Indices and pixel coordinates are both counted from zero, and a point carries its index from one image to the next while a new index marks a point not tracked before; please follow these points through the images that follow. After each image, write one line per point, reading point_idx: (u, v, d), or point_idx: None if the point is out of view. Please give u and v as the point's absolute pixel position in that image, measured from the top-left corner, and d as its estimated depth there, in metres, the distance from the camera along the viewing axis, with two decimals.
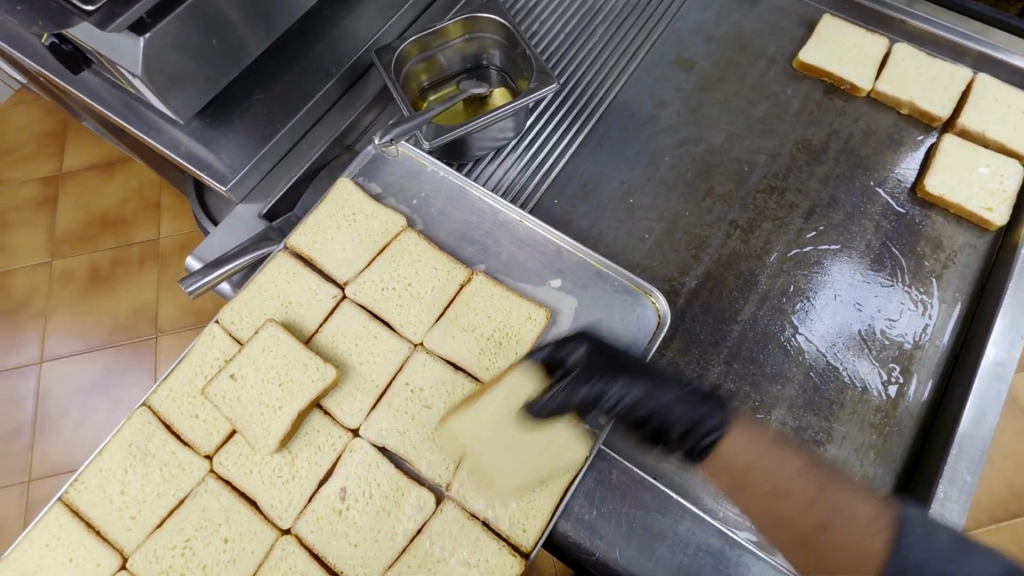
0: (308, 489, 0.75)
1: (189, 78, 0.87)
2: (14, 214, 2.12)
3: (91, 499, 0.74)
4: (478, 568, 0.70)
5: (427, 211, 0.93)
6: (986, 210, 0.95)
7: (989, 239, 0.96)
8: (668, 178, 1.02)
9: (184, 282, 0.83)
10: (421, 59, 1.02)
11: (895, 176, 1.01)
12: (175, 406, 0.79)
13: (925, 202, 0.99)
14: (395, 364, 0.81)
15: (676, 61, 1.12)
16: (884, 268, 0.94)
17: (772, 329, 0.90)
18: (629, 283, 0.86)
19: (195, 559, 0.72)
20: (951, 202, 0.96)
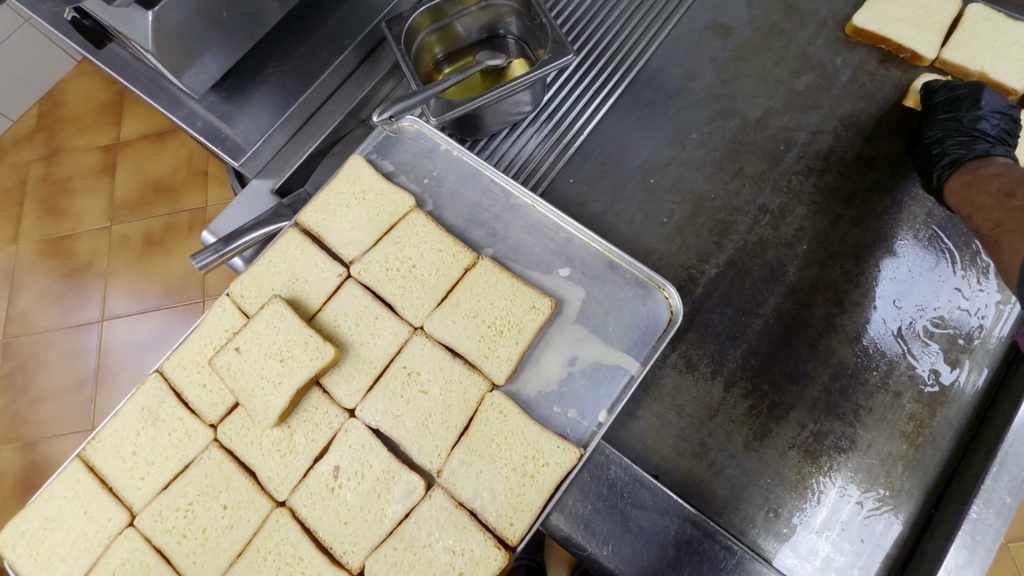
0: (304, 464, 0.76)
1: (199, 52, 0.86)
2: (75, 180, 2.24)
3: (106, 457, 0.78)
4: (464, 556, 0.70)
5: (437, 191, 0.91)
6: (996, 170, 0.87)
7: None
8: (694, 157, 0.94)
9: (195, 256, 0.85)
10: (434, 29, 0.97)
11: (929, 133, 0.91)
12: (186, 374, 0.81)
13: None
14: (394, 347, 0.80)
15: (712, 27, 1.03)
16: (933, 261, 0.85)
17: (798, 323, 0.83)
18: (642, 275, 0.81)
19: (196, 523, 0.75)
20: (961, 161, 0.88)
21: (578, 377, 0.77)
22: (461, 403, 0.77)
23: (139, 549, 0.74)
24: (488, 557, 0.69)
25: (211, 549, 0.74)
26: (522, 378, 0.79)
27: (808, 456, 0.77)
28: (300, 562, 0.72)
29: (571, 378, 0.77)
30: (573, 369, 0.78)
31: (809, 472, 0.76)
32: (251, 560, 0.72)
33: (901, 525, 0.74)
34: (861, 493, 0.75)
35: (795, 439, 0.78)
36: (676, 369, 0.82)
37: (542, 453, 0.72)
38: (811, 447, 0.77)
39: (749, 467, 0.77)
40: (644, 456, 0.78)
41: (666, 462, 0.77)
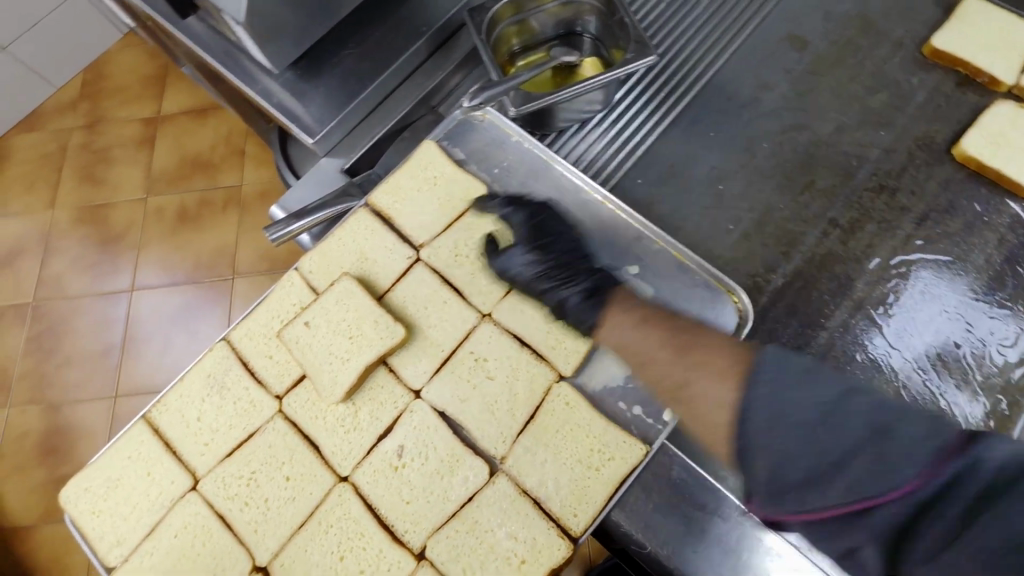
0: (368, 442, 0.77)
1: (285, 28, 0.87)
2: (116, 150, 2.27)
3: (170, 421, 0.79)
4: (526, 543, 0.70)
5: (507, 182, 0.91)
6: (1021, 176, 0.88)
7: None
8: (764, 167, 0.95)
9: (268, 228, 0.86)
10: (514, 21, 0.98)
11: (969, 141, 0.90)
12: (252, 345, 0.82)
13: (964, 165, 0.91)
14: (461, 333, 0.81)
15: (787, 39, 1.03)
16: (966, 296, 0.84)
17: (863, 339, 0.83)
18: (711, 278, 0.81)
19: (259, 491, 0.75)
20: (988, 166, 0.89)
21: None
22: (527, 392, 0.77)
23: (201, 513, 0.75)
24: (549, 547, 0.70)
25: (273, 518, 0.74)
26: (587, 372, 0.79)
27: None
28: (361, 538, 0.73)
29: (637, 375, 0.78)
30: None
31: None
32: (312, 533, 0.73)
33: None
34: None
35: None
36: None
37: (607, 448, 0.74)
38: None
39: None
40: None
41: None
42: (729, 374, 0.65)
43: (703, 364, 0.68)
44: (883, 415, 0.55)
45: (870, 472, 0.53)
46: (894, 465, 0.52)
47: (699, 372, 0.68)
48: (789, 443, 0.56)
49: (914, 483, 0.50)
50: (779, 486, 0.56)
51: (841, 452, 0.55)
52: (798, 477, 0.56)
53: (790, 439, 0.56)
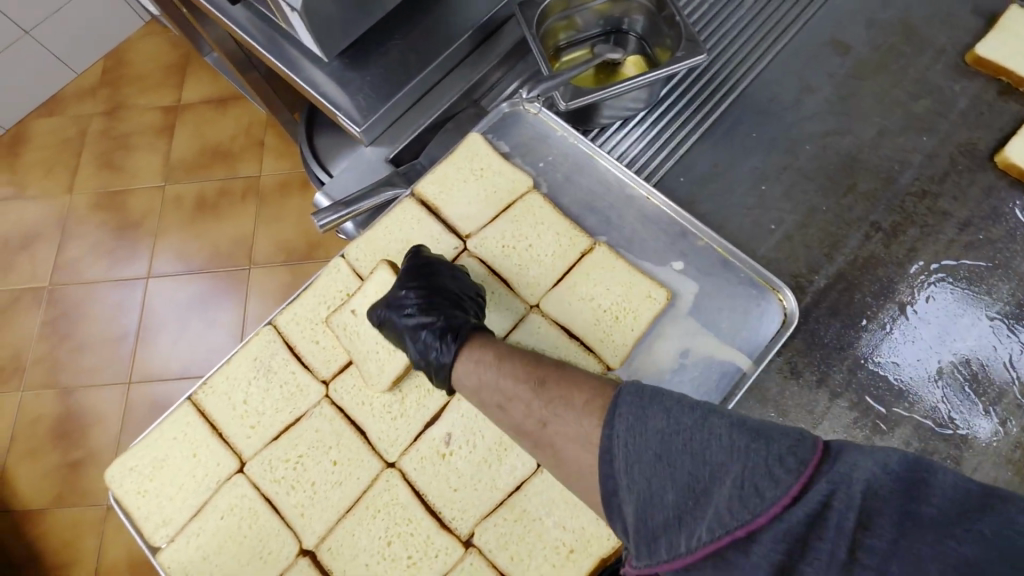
0: (415, 429, 0.77)
1: (339, 17, 0.88)
2: (138, 137, 2.28)
3: (216, 403, 0.80)
4: (574, 533, 0.71)
5: (552, 176, 0.92)
6: None
7: None
8: (807, 169, 0.95)
9: (315, 215, 0.87)
10: (562, 17, 0.99)
11: (1012, 148, 0.91)
12: (298, 329, 0.83)
13: (1006, 174, 0.92)
14: (509, 323, 0.82)
15: (830, 43, 1.03)
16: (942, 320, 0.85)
17: (904, 342, 0.84)
18: (757, 276, 0.82)
19: (306, 475, 0.76)
20: None
21: (690, 369, 0.79)
22: None
23: (248, 495, 0.76)
24: (599, 538, 0.70)
25: (320, 502, 0.75)
26: (634, 365, 0.80)
27: None
28: (409, 523, 0.73)
29: (682, 369, 0.79)
30: (684, 361, 0.80)
31: None
32: (360, 517, 0.74)
33: None
34: None
35: None
36: (781, 375, 0.83)
37: None
38: None
39: None
40: None
41: None
42: (595, 405, 0.54)
43: (562, 394, 0.56)
44: (732, 436, 0.44)
45: (738, 509, 0.41)
46: (771, 476, 0.41)
47: (558, 404, 0.56)
48: (665, 485, 0.44)
49: (795, 490, 0.40)
50: (647, 533, 0.45)
51: (698, 481, 0.44)
52: (665, 515, 0.44)
53: (668, 475, 0.44)
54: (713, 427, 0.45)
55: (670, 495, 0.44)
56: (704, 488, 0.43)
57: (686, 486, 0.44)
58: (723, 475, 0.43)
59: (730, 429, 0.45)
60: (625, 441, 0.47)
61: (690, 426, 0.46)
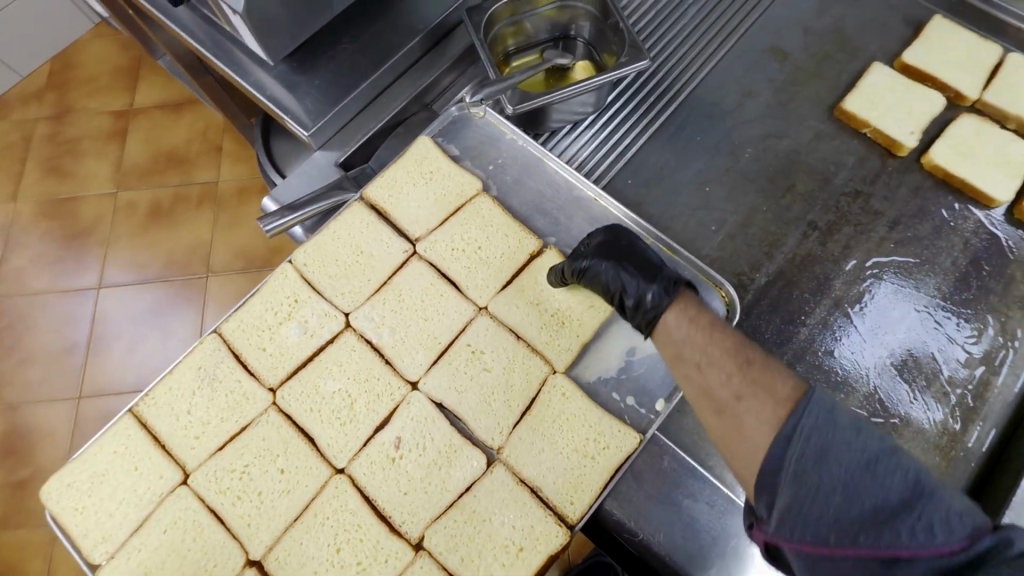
0: (364, 433, 0.78)
1: (284, 20, 0.87)
2: (86, 142, 2.20)
3: (158, 414, 0.77)
4: (523, 531, 0.72)
5: (502, 179, 0.93)
6: (986, 186, 0.94)
7: (992, 215, 0.94)
8: (748, 171, 0.99)
9: (262, 220, 0.84)
10: (510, 23, 1.01)
11: (936, 150, 0.97)
12: (244, 336, 0.81)
13: (933, 175, 0.97)
14: (458, 325, 0.83)
15: (769, 51, 1.07)
16: (893, 316, 0.88)
17: (841, 336, 0.87)
18: (700, 274, 0.84)
19: (252, 485, 0.75)
20: (954, 173, 0.95)
21: (638, 366, 0.80)
22: (523, 383, 0.79)
23: (192, 507, 0.74)
24: (546, 534, 0.72)
25: (266, 512, 0.74)
26: (582, 363, 0.81)
27: None
28: (358, 529, 0.74)
29: (630, 367, 0.80)
30: (632, 359, 0.80)
31: None
32: (308, 525, 0.74)
33: None
34: None
35: None
36: None
37: (604, 436, 0.75)
38: None
39: None
40: None
41: None
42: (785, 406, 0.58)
43: (765, 387, 0.60)
44: (917, 476, 0.52)
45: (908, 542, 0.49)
46: (930, 529, 0.49)
47: (760, 392, 0.60)
48: (832, 490, 0.52)
49: (952, 548, 0.48)
50: (801, 519, 0.53)
51: (869, 497, 0.52)
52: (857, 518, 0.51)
53: (837, 479, 0.53)
54: (890, 462, 0.53)
55: (837, 498, 0.52)
56: (885, 517, 0.51)
57: (869, 509, 0.51)
58: (906, 511, 0.50)
59: (898, 451, 0.53)
60: (809, 437, 0.55)
61: (879, 450, 0.54)
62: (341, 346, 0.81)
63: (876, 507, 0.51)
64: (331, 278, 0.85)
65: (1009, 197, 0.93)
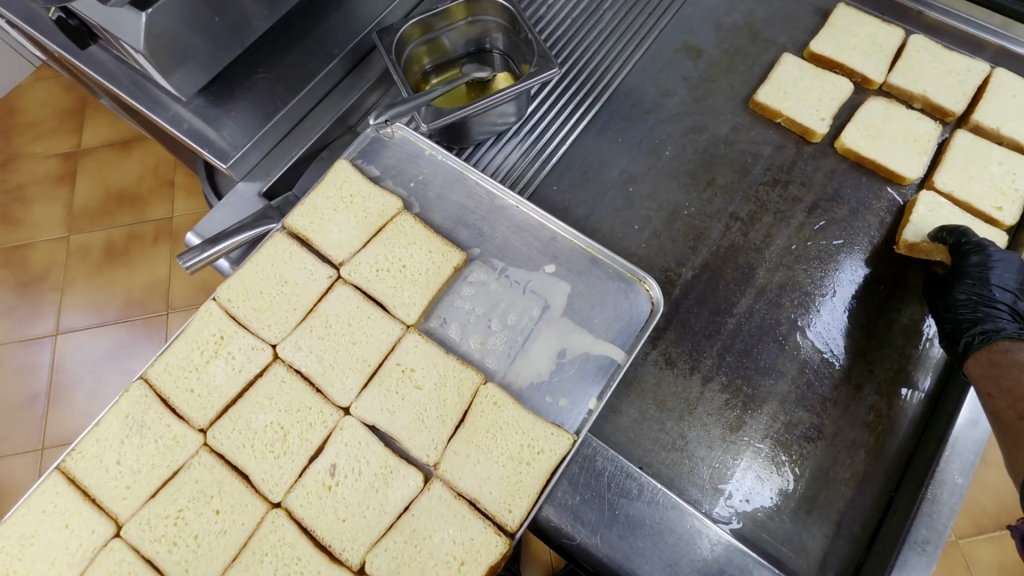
0: (299, 464, 0.77)
1: (190, 55, 0.86)
2: (30, 188, 2.16)
3: (85, 468, 0.76)
4: (464, 545, 0.72)
5: (424, 195, 0.94)
6: (896, 165, 0.97)
7: (903, 193, 0.97)
8: (669, 168, 1.00)
9: (182, 257, 0.83)
10: (424, 41, 1.02)
11: (848, 134, 0.99)
12: (171, 379, 0.80)
13: (845, 159, 1.00)
14: (388, 345, 0.82)
15: (683, 49, 1.10)
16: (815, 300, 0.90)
17: (769, 324, 0.89)
18: (624, 271, 0.85)
19: (187, 528, 0.74)
20: (864, 156, 0.98)
21: (568, 367, 0.80)
22: (455, 397, 0.79)
23: (127, 559, 0.73)
24: (487, 545, 0.71)
25: (204, 555, 0.73)
26: (513, 370, 0.81)
27: (780, 447, 0.82)
28: (298, 562, 0.72)
29: (561, 369, 0.80)
30: (562, 361, 0.81)
31: (782, 462, 0.81)
32: (247, 563, 0.72)
33: (866, 509, 0.78)
34: (829, 480, 0.80)
35: (768, 430, 0.82)
36: (657, 366, 0.86)
37: (536, 441, 0.75)
38: (782, 438, 0.82)
39: (726, 456, 0.81)
40: (628, 448, 0.81)
41: (650, 454, 0.80)
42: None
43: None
44: None
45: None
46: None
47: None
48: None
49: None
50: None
51: None
52: None
53: None
54: None
55: None
56: None
57: None
58: None
59: None
60: None
61: None
62: (271, 377, 0.81)
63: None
64: (256, 311, 0.84)
65: (917, 175, 0.97)
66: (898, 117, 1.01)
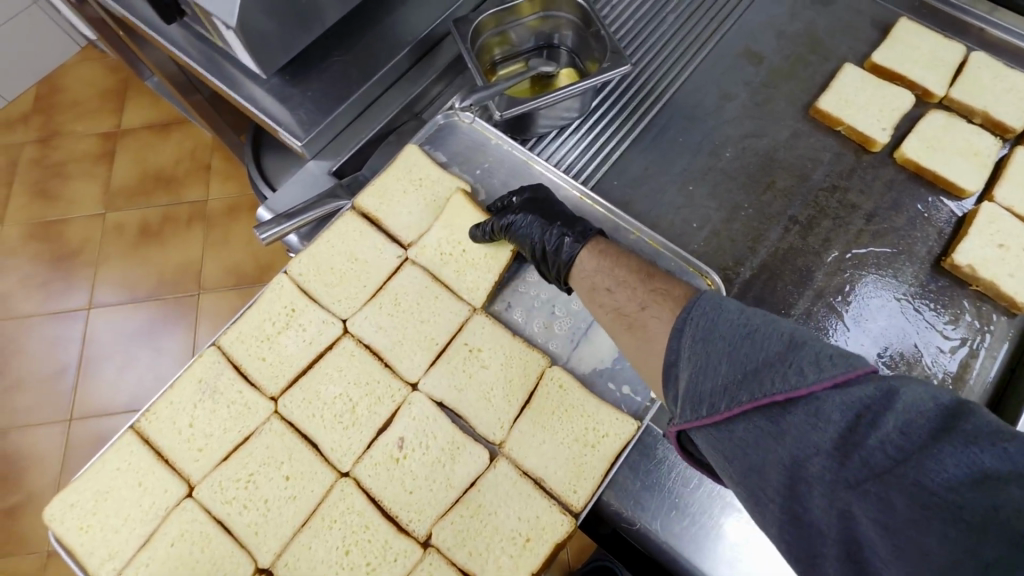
0: (367, 436, 0.79)
1: (275, 35, 0.89)
2: (73, 164, 2.21)
3: (160, 429, 0.78)
4: (529, 522, 0.74)
5: (490, 182, 0.96)
6: (957, 177, 0.98)
7: (962, 206, 0.98)
8: (729, 169, 1.02)
9: (257, 229, 0.85)
10: (494, 33, 1.04)
11: (910, 145, 1.01)
12: (243, 347, 0.82)
13: (905, 169, 1.01)
14: (454, 326, 0.84)
15: (744, 54, 1.12)
16: (872, 306, 0.91)
17: (825, 326, 0.90)
18: (687, 265, 0.87)
19: (258, 493, 0.76)
20: (926, 167, 0.98)
21: None
22: (520, 379, 0.81)
23: (199, 519, 0.75)
24: (552, 523, 0.73)
25: (273, 519, 0.75)
26: (576, 356, 0.83)
27: None
28: (366, 530, 0.75)
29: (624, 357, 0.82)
30: None
31: None
32: (316, 529, 0.74)
33: None
34: None
35: None
36: None
37: (601, 425, 0.77)
38: None
39: None
40: None
41: None
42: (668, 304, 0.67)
43: (662, 292, 0.68)
44: None
45: (802, 426, 0.46)
46: (817, 364, 0.47)
47: (658, 298, 0.68)
48: (720, 358, 0.53)
49: (843, 378, 0.45)
50: (697, 395, 0.53)
51: None
52: None
53: None
54: None
55: None
56: None
57: None
58: None
59: None
60: None
61: None
62: (340, 351, 0.83)
63: (755, 368, 0.50)
64: (327, 286, 0.86)
65: (978, 189, 0.98)
66: (958, 130, 1.02)
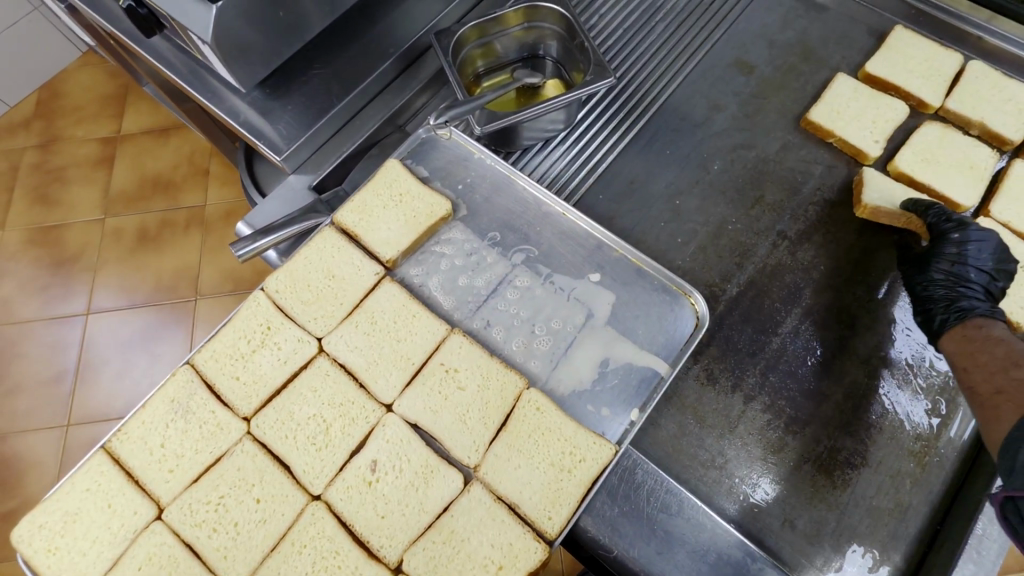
0: (340, 458, 0.78)
1: (254, 50, 0.88)
2: (71, 170, 2.21)
3: (130, 449, 0.76)
4: (502, 549, 0.72)
5: (471, 198, 0.93)
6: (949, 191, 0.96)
7: None
8: (718, 182, 1.00)
9: (234, 245, 0.84)
10: (479, 44, 1.03)
11: (902, 158, 0.99)
12: (217, 366, 0.81)
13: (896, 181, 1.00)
14: (431, 345, 0.83)
15: (735, 64, 1.09)
16: (862, 325, 0.89)
17: (813, 345, 0.88)
18: (670, 283, 0.85)
19: (227, 516, 0.75)
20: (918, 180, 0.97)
21: (611, 377, 0.80)
22: (497, 401, 0.79)
23: (167, 542, 0.73)
24: (526, 550, 0.72)
25: (243, 543, 0.74)
26: (555, 376, 0.81)
27: (822, 471, 0.80)
28: (336, 556, 0.73)
29: (604, 378, 0.80)
30: (605, 369, 0.80)
31: (823, 486, 0.79)
32: (285, 554, 0.73)
33: (909, 540, 0.77)
34: (872, 508, 0.78)
35: (811, 453, 0.81)
36: (698, 381, 0.85)
37: (578, 449, 0.75)
38: (825, 462, 0.81)
39: (766, 477, 0.80)
40: (667, 463, 0.80)
41: (688, 470, 0.80)
42: None
43: None
44: None
45: None
46: None
47: None
48: None
49: None
50: None
51: None
52: None
53: None
54: None
55: None
56: None
57: None
58: None
59: None
60: None
61: None
62: (315, 370, 0.82)
63: None
64: (303, 303, 0.85)
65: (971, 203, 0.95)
66: (954, 142, 1.00)
